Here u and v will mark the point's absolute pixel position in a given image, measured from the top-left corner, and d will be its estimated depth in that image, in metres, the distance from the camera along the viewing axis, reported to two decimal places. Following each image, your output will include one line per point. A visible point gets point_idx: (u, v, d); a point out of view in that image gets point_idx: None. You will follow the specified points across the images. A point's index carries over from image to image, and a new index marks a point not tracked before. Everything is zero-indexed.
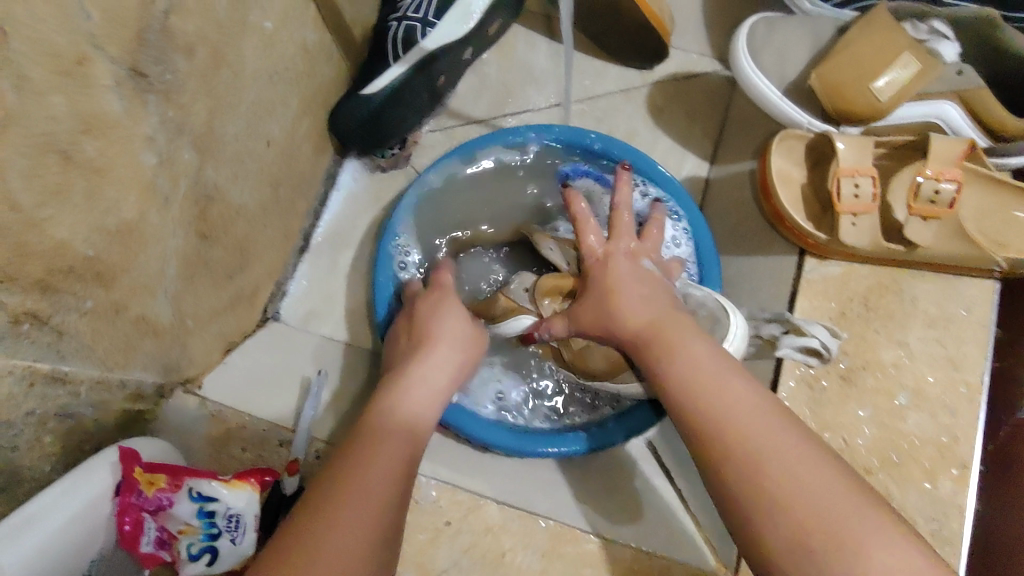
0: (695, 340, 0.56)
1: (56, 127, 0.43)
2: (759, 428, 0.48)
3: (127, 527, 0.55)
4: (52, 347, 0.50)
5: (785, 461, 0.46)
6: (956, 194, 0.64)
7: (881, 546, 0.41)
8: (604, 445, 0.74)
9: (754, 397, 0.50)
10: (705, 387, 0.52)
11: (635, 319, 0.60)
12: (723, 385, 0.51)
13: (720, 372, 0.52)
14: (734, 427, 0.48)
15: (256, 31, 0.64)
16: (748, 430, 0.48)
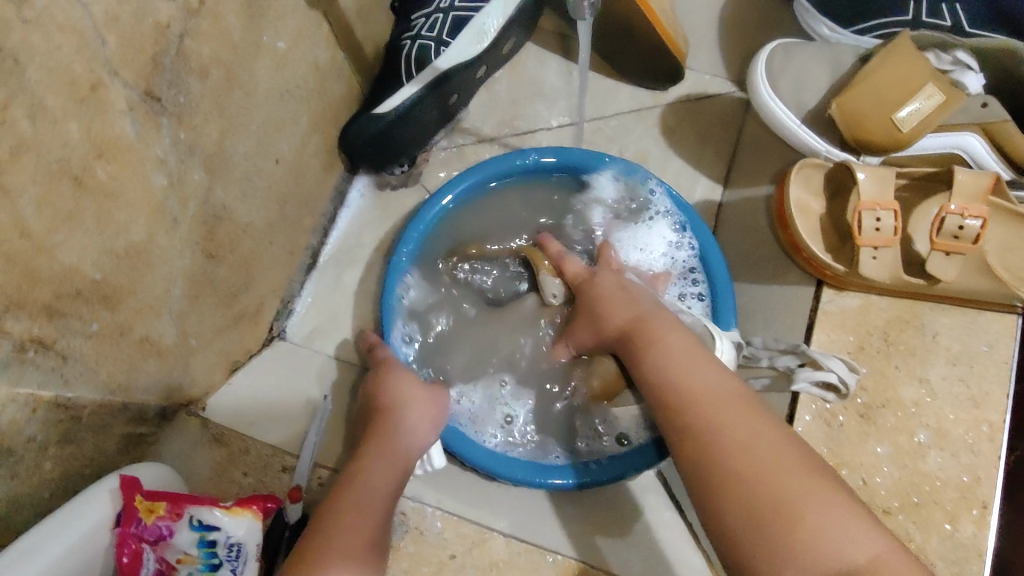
0: (675, 336, 0.63)
1: (71, 152, 0.43)
2: (725, 409, 0.54)
3: (126, 559, 0.53)
4: (55, 372, 0.49)
5: (745, 439, 0.52)
6: (982, 229, 0.62)
7: (827, 525, 0.46)
8: (615, 478, 0.72)
9: (723, 385, 0.57)
10: (681, 373, 0.59)
11: (622, 319, 0.68)
12: (697, 375, 0.58)
13: (695, 361, 0.60)
14: (703, 408, 0.55)
15: (270, 51, 0.63)
16: (715, 412, 0.54)
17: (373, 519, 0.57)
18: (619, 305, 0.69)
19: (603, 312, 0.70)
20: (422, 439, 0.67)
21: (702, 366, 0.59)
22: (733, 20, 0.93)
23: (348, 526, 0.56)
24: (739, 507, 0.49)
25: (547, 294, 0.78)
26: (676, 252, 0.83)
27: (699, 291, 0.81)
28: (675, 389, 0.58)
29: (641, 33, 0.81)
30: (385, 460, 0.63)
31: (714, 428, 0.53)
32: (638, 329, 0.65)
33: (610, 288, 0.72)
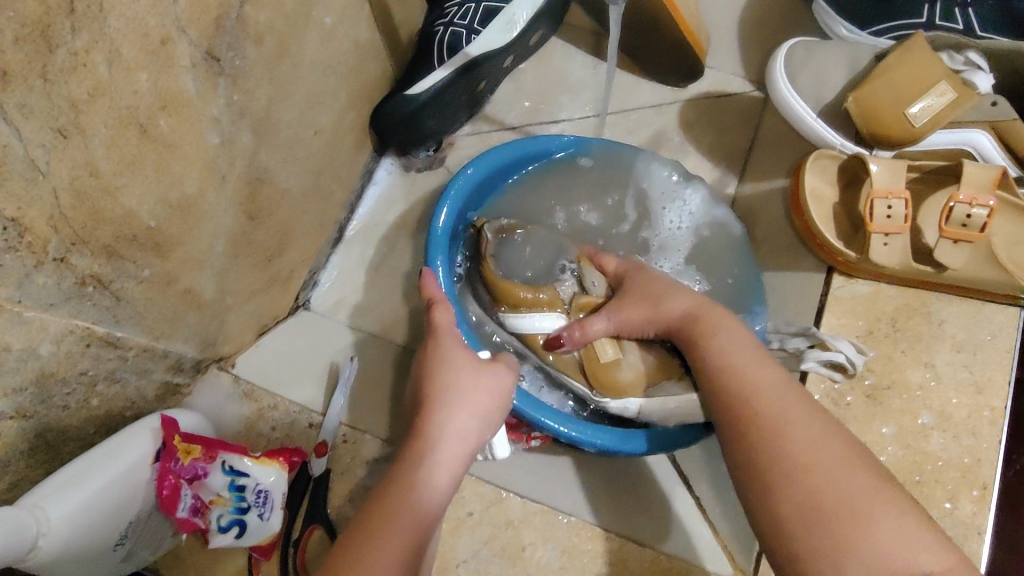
0: (734, 333, 0.62)
1: (139, 100, 0.46)
2: (786, 404, 0.53)
3: (166, 492, 0.56)
4: (109, 311, 0.52)
5: (804, 432, 0.51)
6: (988, 219, 0.65)
7: (889, 525, 0.45)
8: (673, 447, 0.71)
9: (780, 382, 0.56)
10: (743, 366, 0.58)
11: (677, 308, 0.68)
12: (756, 370, 0.57)
13: (755, 358, 0.59)
14: (763, 398, 0.55)
15: (317, 26, 0.67)
16: (773, 405, 0.54)
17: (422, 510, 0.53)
18: (679, 300, 0.68)
19: (664, 299, 0.70)
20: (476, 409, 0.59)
21: (763, 365, 0.58)
22: (754, 22, 0.97)
23: (393, 521, 0.51)
24: (797, 498, 0.48)
25: (587, 281, 0.80)
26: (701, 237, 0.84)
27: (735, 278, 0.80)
28: (734, 382, 0.57)
29: (666, 30, 0.85)
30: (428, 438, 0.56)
31: (777, 419, 0.52)
32: (696, 325, 0.65)
33: (660, 282, 0.72)
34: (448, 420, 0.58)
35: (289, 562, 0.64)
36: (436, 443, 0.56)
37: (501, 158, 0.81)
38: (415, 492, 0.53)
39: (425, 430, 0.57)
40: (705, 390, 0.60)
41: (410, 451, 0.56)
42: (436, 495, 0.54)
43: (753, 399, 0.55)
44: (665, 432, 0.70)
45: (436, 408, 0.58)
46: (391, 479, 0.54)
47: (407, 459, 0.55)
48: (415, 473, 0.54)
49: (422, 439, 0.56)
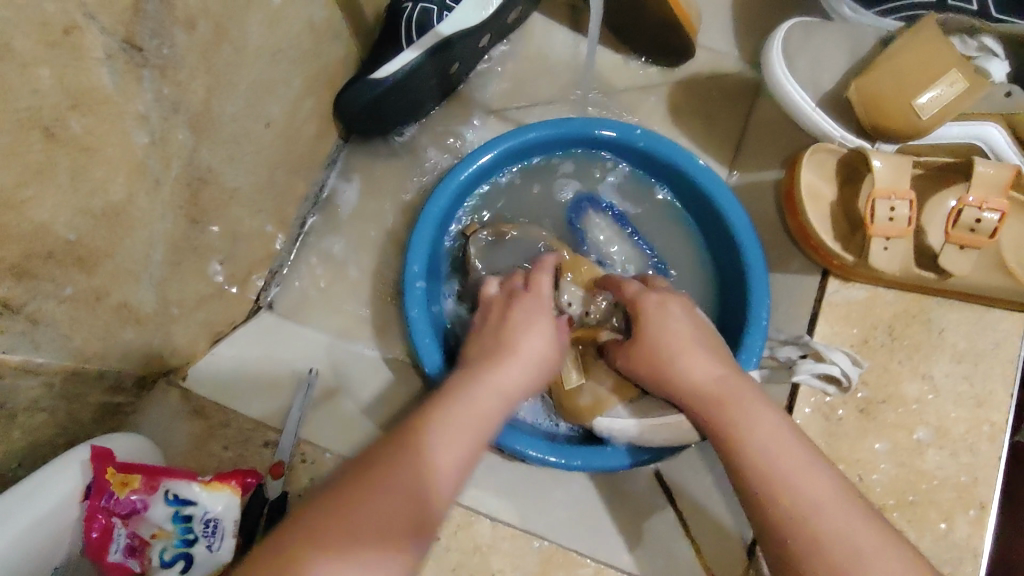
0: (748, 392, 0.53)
1: (42, 100, 0.40)
2: (803, 473, 0.47)
3: (93, 534, 0.51)
4: (24, 336, 0.46)
5: (810, 497, 0.46)
6: (999, 224, 0.60)
7: None
8: (606, 467, 0.67)
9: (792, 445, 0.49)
10: (753, 423, 0.50)
11: (699, 379, 0.55)
12: (773, 438, 0.49)
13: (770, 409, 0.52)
14: (775, 457, 0.48)
15: (262, 6, 0.60)
16: (784, 469, 0.47)
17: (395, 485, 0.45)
18: (696, 354, 0.57)
19: (679, 365, 0.57)
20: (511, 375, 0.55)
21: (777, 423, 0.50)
22: None
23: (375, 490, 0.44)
24: None
25: (563, 301, 0.69)
26: (722, 257, 0.76)
27: (739, 300, 0.72)
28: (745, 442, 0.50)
29: (652, 9, 0.78)
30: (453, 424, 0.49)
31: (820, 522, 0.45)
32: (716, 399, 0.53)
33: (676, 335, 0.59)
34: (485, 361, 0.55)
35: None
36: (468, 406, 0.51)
37: (518, 138, 0.76)
38: (433, 454, 0.47)
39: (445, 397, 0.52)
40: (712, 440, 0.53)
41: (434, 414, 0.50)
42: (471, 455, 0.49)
43: (769, 451, 0.49)
44: (609, 453, 0.67)
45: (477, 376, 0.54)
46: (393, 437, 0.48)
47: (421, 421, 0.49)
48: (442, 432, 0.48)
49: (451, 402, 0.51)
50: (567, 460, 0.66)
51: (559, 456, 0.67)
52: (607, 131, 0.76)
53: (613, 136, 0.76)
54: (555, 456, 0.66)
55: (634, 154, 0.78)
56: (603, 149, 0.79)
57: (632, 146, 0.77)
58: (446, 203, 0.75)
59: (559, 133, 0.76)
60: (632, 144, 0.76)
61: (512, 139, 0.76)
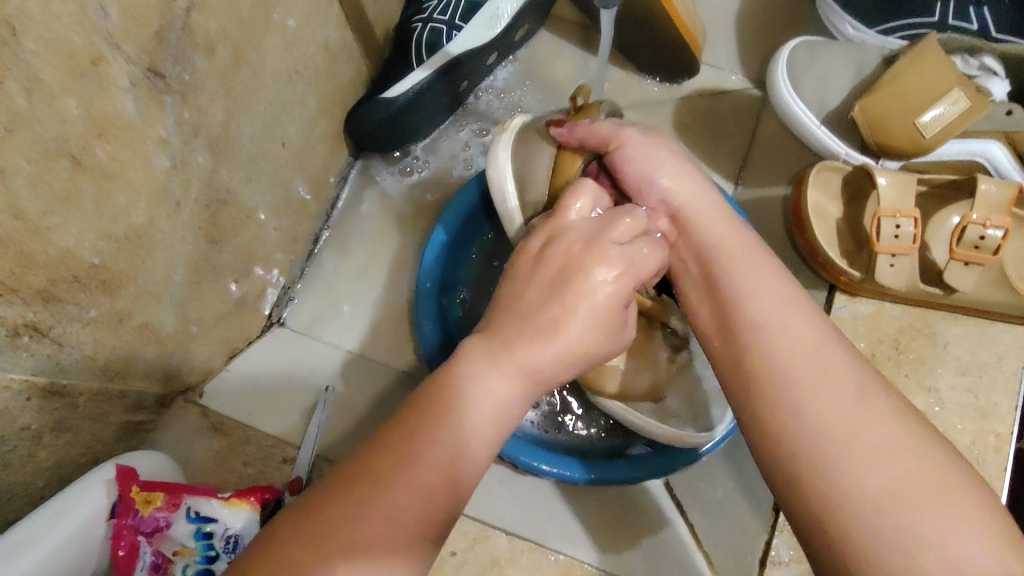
0: (745, 275, 0.52)
1: (69, 129, 0.41)
2: (829, 367, 0.44)
3: (121, 552, 0.53)
4: (51, 358, 0.47)
5: (841, 396, 0.43)
6: (1003, 241, 0.60)
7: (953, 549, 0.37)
8: (601, 481, 0.67)
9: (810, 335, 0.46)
10: (773, 316, 0.48)
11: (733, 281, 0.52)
12: (806, 343, 0.46)
13: (774, 288, 0.50)
14: (792, 363, 0.45)
15: (279, 30, 0.61)
16: (808, 363, 0.45)
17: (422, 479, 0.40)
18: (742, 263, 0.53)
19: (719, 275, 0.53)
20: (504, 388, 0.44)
21: (784, 307, 0.48)
22: (753, 11, 0.91)
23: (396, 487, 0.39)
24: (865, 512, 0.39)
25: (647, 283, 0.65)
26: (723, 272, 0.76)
27: None
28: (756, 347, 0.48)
29: (658, 25, 0.79)
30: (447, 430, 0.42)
31: (853, 434, 0.41)
32: (720, 313, 0.52)
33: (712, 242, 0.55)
34: (491, 378, 0.44)
35: None
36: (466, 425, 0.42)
37: None
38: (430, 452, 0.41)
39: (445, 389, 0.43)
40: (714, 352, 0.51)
41: (417, 432, 0.41)
42: (462, 479, 0.42)
43: (772, 355, 0.46)
44: (605, 470, 0.68)
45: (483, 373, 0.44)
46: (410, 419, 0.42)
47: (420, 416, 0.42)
48: (433, 452, 0.41)
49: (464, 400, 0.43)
50: (558, 471, 0.67)
51: (553, 466, 0.68)
52: None
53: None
54: (549, 466, 0.67)
55: None
56: None
57: None
58: (457, 220, 0.79)
59: None
60: None
61: None
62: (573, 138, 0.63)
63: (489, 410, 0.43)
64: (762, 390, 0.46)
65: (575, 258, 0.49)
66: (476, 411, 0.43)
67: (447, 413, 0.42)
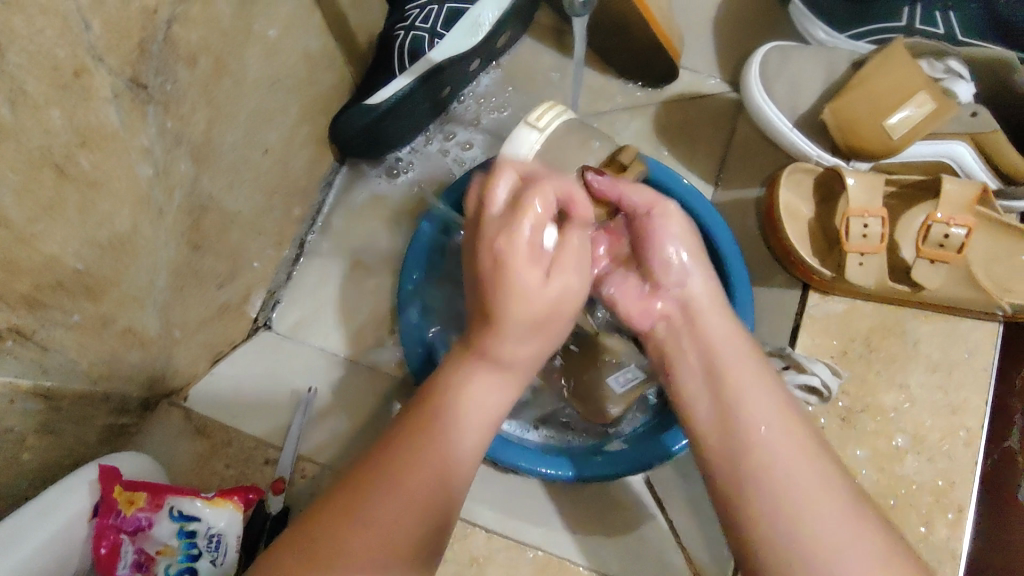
0: (748, 372, 0.53)
1: (52, 139, 0.42)
2: (764, 398, 0.51)
3: (103, 551, 0.53)
4: (35, 362, 0.48)
5: (776, 426, 0.49)
6: (967, 238, 0.62)
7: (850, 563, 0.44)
8: (594, 476, 0.69)
9: (800, 443, 0.49)
10: (724, 344, 0.55)
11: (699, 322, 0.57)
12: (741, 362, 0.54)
13: (770, 388, 0.52)
14: (769, 444, 0.49)
15: (260, 39, 0.62)
16: (747, 388, 0.52)
17: (418, 494, 0.45)
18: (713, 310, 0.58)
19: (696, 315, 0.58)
20: (484, 405, 0.50)
21: (780, 413, 0.50)
22: (729, 17, 0.92)
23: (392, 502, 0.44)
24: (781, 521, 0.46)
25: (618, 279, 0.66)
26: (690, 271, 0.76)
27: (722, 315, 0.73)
28: (758, 449, 0.49)
29: (635, 30, 0.81)
30: (438, 447, 0.47)
31: (775, 451, 0.48)
32: (717, 409, 0.52)
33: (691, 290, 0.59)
34: (483, 383, 0.50)
35: None
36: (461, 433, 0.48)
37: None
38: (422, 474, 0.45)
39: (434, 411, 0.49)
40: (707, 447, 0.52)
41: (422, 450, 0.47)
42: (458, 488, 0.47)
43: (746, 431, 0.50)
44: (597, 464, 0.69)
45: (468, 396, 0.50)
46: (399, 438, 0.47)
47: (413, 433, 0.47)
48: (425, 468, 0.46)
49: (450, 421, 0.48)
50: (549, 470, 0.69)
51: (543, 467, 0.69)
52: None
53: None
54: (539, 467, 0.69)
55: None
56: None
57: None
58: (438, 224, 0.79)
59: None
60: None
61: None
62: (612, 193, 0.63)
63: (469, 426, 0.49)
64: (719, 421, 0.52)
65: (495, 234, 0.50)
66: (460, 429, 0.48)
67: (440, 430, 0.47)
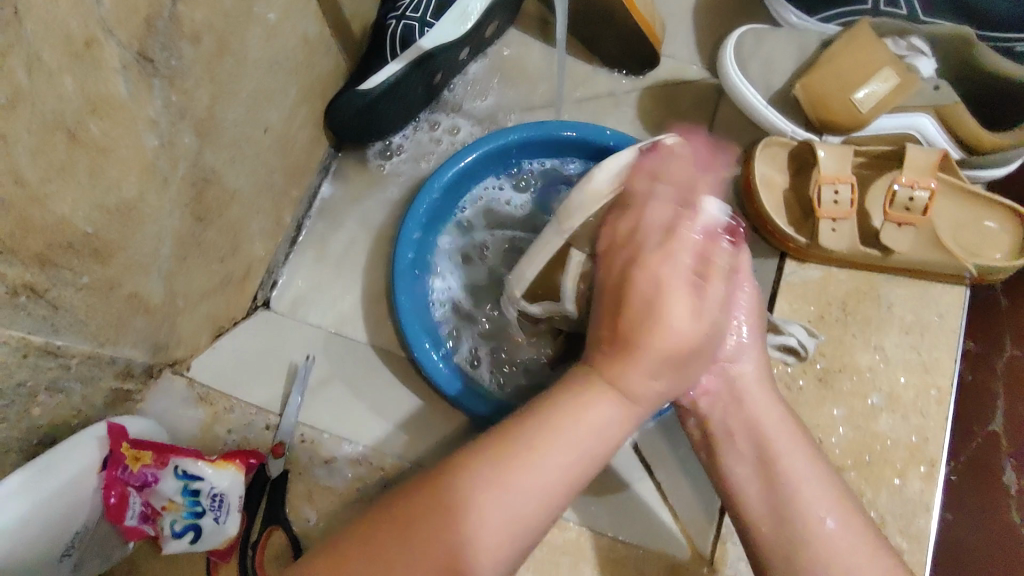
0: (802, 460, 0.56)
1: (65, 105, 0.45)
2: (817, 481, 0.55)
3: (112, 500, 0.56)
4: (46, 320, 0.51)
5: (827, 510, 0.53)
6: (930, 201, 0.67)
7: None
8: None
9: (863, 539, 0.52)
10: (781, 440, 0.57)
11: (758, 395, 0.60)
12: (806, 466, 0.56)
13: (829, 485, 0.55)
14: (829, 533, 0.52)
15: (260, 22, 0.65)
16: (804, 479, 0.55)
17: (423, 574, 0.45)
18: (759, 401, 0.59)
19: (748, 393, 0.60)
20: (507, 503, 0.47)
21: (835, 500, 0.54)
22: (709, 7, 0.97)
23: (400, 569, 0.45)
24: None
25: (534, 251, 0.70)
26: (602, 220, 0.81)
27: None
28: (819, 537, 0.52)
29: (617, 17, 0.84)
30: (446, 529, 0.46)
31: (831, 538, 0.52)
32: (773, 500, 0.55)
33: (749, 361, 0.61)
34: (587, 404, 0.50)
35: (247, 564, 0.64)
36: (543, 464, 0.48)
37: (506, 139, 0.82)
38: (433, 553, 0.45)
39: (456, 496, 0.47)
40: (761, 539, 0.55)
41: (470, 487, 0.47)
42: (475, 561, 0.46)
43: (803, 520, 0.53)
44: None
45: (504, 485, 0.47)
46: (423, 509, 0.47)
47: (434, 507, 0.47)
48: (431, 552, 0.45)
49: (484, 502, 0.47)
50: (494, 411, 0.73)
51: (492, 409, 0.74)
52: (570, 132, 0.82)
53: (576, 136, 0.82)
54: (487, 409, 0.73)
55: (600, 150, 0.83)
56: (573, 142, 0.83)
57: (578, 138, 0.82)
58: (433, 203, 0.81)
59: (536, 135, 0.82)
60: (584, 138, 0.82)
61: (511, 137, 0.82)
62: (730, 236, 0.59)
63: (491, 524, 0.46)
64: (777, 513, 0.54)
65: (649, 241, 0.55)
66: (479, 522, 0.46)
67: (464, 491, 0.47)
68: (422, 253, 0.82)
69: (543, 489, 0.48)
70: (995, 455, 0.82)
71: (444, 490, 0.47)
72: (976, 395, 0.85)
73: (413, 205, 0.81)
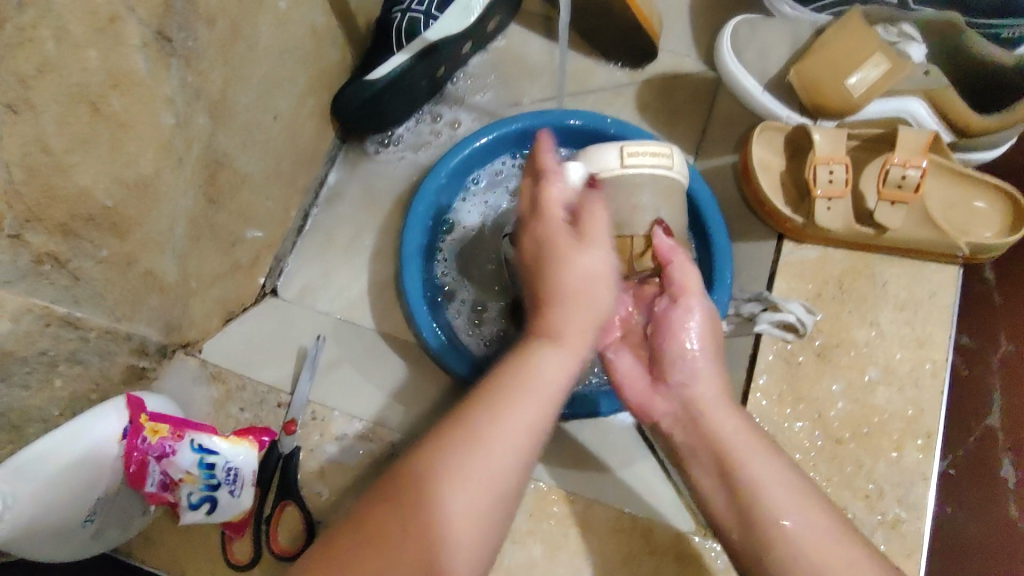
0: (763, 465, 0.54)
1: (89, 78, 0.46)
2: (778, 483, 0.54)
3: (132, 468, 0.57)
4: (67, 290, 0.53)
5: (790, 511, 0.52)
6: (922, 179, 0.70)
7: None
8: None
9: (829, 534, 0.50)
10: (738, 450, 0.55)
11: (714, 407, 0.58)
12: (768, 470, 0.54)
13: (785, 482, 0.54)
14: (795, 539, 0.51)
15: (271, 9, 0.67)
16: (766, 484, 0.53)
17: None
18: (720, 410, 0.58)
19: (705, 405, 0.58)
20: (468, 474, 0.47)
21: (798, 503, 0.52)
22: (705, 2, 0.99)
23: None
24: None
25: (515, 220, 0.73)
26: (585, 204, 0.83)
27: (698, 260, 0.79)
28: (784, 545, 0.51)
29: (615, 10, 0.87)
30: (411, 526, 0.45)
31: (799, 545, 0.50)
32: (733, 508, 0.54)
33: (702, 373, 0.60)
34: (544, 363, 0.52)
35: (261, 537, 0.66)
36: (506, 423, 0.49)
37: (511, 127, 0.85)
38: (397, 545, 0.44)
39: (413, 478, 0.47)
40: (732, 543, 0.55)
41: (428, 467, 0.47)
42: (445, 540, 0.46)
43: (765, 524, 0.52)
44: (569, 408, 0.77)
45: (473, 441, 0.48)
46: (383, 508, 0.46)
47: (387, 503, 0.46)
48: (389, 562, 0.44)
49: (448, 475, 0.47)
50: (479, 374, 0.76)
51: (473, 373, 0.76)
52: (574, 120, 0.84)
53: (579, 124, 0.84)
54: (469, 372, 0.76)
55: (603, 137, 0.85)
56: (578, 129, 0.85)
57: (582, 125, 0.84)
58: (434, 194, 0.83)
59: (541, 122, 0.84)
60: (587, 126, 0.84)
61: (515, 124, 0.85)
62: (665, 256, 0.61)
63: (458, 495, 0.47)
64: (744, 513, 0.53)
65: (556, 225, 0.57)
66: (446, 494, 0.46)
67: (425, 474, 0.47)
68: (427, 237, 0.84)
69: (512, 453, 0.49)
70: (992, 451, 0.84)
71: (404, 471, 0.48)
72: (973, 384, 0.86)
73: (426, 181, 0.82)
